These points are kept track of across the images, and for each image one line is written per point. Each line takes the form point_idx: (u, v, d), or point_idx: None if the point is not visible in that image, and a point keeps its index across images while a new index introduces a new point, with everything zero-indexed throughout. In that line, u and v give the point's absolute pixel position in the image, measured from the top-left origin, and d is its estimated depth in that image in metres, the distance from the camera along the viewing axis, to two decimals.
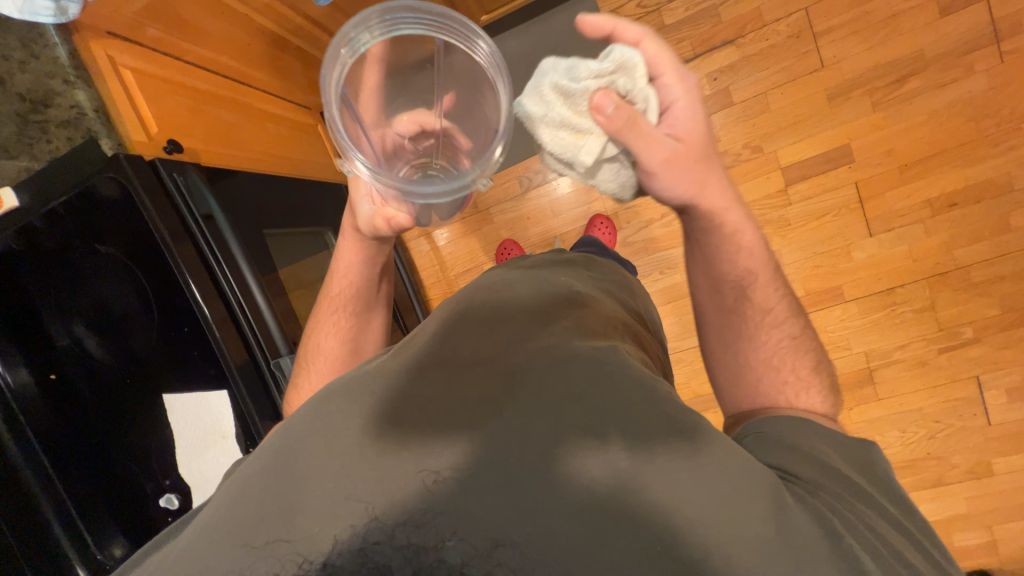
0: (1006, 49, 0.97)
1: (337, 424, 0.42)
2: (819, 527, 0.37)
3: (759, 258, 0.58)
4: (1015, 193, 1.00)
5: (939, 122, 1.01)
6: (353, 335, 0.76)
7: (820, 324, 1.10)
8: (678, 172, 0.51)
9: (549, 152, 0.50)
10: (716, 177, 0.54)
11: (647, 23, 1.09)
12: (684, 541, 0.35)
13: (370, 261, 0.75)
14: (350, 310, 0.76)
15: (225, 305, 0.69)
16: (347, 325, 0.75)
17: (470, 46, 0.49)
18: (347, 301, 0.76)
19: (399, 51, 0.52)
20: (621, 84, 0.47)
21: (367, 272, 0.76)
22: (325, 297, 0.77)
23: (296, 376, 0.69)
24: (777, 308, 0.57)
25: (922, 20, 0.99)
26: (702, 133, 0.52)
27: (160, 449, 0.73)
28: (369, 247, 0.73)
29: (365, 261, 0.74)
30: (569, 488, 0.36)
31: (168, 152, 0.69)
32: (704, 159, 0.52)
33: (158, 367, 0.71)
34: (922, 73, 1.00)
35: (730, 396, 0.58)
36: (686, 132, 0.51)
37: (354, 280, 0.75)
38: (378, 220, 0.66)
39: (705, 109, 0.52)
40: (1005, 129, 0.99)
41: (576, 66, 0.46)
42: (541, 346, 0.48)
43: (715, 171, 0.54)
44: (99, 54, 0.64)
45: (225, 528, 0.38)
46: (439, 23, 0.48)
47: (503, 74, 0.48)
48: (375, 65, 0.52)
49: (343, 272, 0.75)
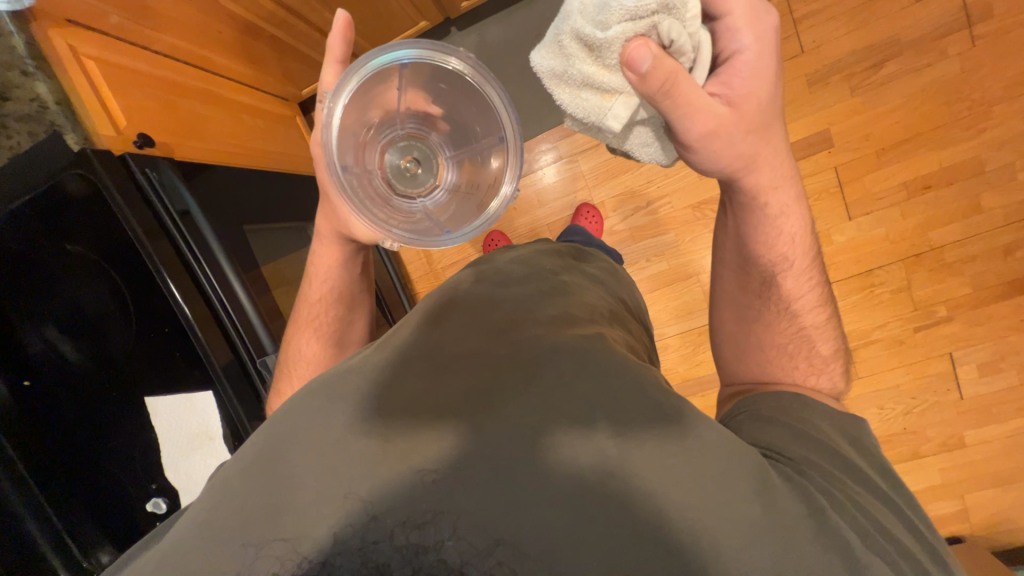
0: (978, 34, 0.99)
1: (322, 423, 0.41)
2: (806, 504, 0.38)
3: (802, 240, 0.58)
4: (986, 174, 1.03)
5: (913, 106, 1.03)
6: (335, 337, 0.75)
7: None
8: (723, 141, 0.50)
9: (575, 115, 0.53)
10: (772, 145, 0.54)
11: None
12: (675, 527, 0.35)
13: (350, 263, 0.74)
14: (334, 312, 0.75)
15: (207, 305, 0.67)
16: (330, 328, 0.74)
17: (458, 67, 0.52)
18: (326, 303, 0.75)
19: (380, 79, 0.53)
20: (665, 27, 0.42)
21: (347, 276, 0.75)
22: (301, 303, 0.75)
23: (276, 382, 0.68)
24: (809, 292, 0.58)
25: (898, 5, 1.01)
26: (770, 92, 0.51)
27: (144, 453, 0.71)
28: (346, 250, 0.73)
29: (342, 265, 0.74)
30: (559, 478, 0.36)
31: (139, 147, 0.66)
32: (756, 126, 0.51)
33: (139, 368, 0.69)
34: (898, 58, 1.02)
35: (738, 367, 0.61)
36: (754, 86, 0.50)
37: (336, 282, 0.75)
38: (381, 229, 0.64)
39: (772, 62, 0.50)
40: (976, 112, 1.02)
41: (608, 3, 0.42)
42: (529, 335, 0.48)
43: (774, 140, 0.54)
44: (59, 43, 0.61)
45: (212, 531, 0.37)
46: (423, 50, 0.50)
47: (506, 97, 0.53)
48: (360, 99, 0.53)
49: (322, 277, 0.74)
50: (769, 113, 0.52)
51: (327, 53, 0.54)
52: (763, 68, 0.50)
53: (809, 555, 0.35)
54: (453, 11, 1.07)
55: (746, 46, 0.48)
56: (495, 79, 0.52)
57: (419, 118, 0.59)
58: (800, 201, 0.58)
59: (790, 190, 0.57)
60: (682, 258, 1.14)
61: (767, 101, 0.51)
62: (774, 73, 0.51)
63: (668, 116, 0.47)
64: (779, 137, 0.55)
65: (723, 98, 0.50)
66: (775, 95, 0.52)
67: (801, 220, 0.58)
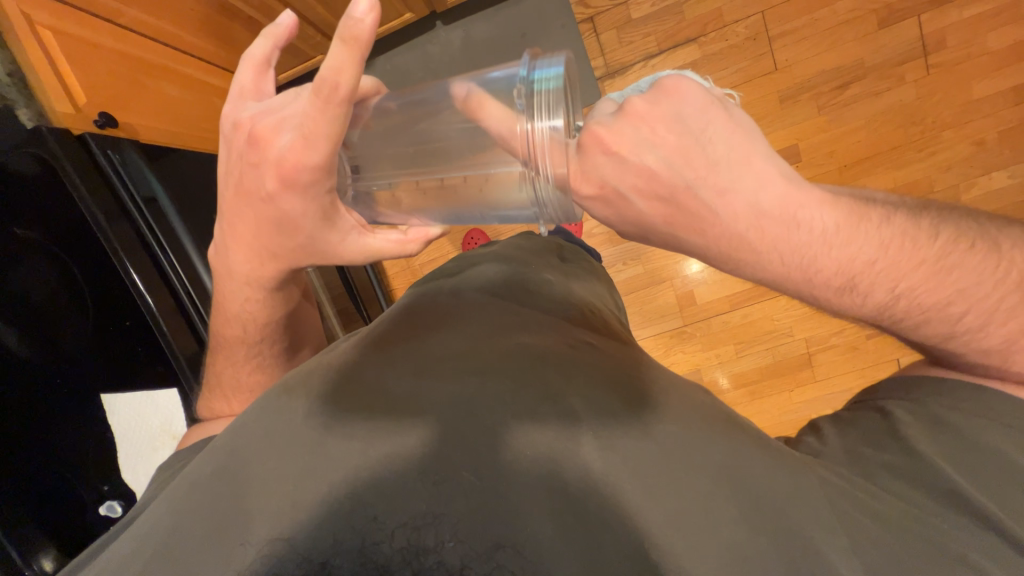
0: (932, 63, 1.03)
1: (294, 425, 0.39)
2: (826, 529, 0.35)
3: (897, 267, 0.37)
4: (934, 195, 1.08)
5: (874, 127, 1.07)
6: (280, 362, 0.64)
7: (767, 313, 1.15)
8: (675, 244, 0.41)
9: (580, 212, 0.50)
10: (696, 247, 0.40)
11: (614, 16, 1.07)
12: (655, 543, 0.33)
13: (282, 296, 0.57)
14: (268, 348, 0.62)
15: (174, 297, 0.64)
16: (265, 362, 0.63)
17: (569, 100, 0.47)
18: (265, 338, 0.61)
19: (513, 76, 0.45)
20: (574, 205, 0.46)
21: (278, 308, 0.58)
22: (228, 341, 0.61)
23: (208, 396, 0.63)
24: (991, 298, 0.38)
25: (863, 30, 1.04)
26: (671, 210, 0.38)
27: (98, 452, 0.67)
28: (270, 289, 0.55)
29: (275, 300, 0.57)
30: (514, 472, 0.34)
31: (100, 126, 0.62)
32: (689, 235, 0.39)
33: (95, 363, 0.65)
34: (862, 81, 1.06)
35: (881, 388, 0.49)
36: (613, 222, 0.42)
37: (268, 319, 0.59)
38: (406, 242, 0.48)
39: (629, 181, 0.39)
40: (929, 135, 1.06)
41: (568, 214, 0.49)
42: (516, 341, 0.45)
43: (701, 246, 0.39)
44: (12, 11, 0.57)
45: (179, 535, 0.35)
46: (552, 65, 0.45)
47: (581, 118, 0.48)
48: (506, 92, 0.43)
49: (242, 312, 0.57)
50: (688, 224, 0.38)
51: (340, 31, 0.33)
52: (614, 206, 0.40)
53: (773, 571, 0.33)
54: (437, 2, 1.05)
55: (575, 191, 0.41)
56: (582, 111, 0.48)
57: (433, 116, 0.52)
58: (876, 223, 0.38)
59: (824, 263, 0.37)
60: (657, 262, 1.16)
61: (645, 228, 0.41)
62: (633, 209, 0.40)
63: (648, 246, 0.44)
64: (725, 230, 0.37)
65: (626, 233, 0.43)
66: (664, 218, 0.39)
67: (849, 270, 0.37)
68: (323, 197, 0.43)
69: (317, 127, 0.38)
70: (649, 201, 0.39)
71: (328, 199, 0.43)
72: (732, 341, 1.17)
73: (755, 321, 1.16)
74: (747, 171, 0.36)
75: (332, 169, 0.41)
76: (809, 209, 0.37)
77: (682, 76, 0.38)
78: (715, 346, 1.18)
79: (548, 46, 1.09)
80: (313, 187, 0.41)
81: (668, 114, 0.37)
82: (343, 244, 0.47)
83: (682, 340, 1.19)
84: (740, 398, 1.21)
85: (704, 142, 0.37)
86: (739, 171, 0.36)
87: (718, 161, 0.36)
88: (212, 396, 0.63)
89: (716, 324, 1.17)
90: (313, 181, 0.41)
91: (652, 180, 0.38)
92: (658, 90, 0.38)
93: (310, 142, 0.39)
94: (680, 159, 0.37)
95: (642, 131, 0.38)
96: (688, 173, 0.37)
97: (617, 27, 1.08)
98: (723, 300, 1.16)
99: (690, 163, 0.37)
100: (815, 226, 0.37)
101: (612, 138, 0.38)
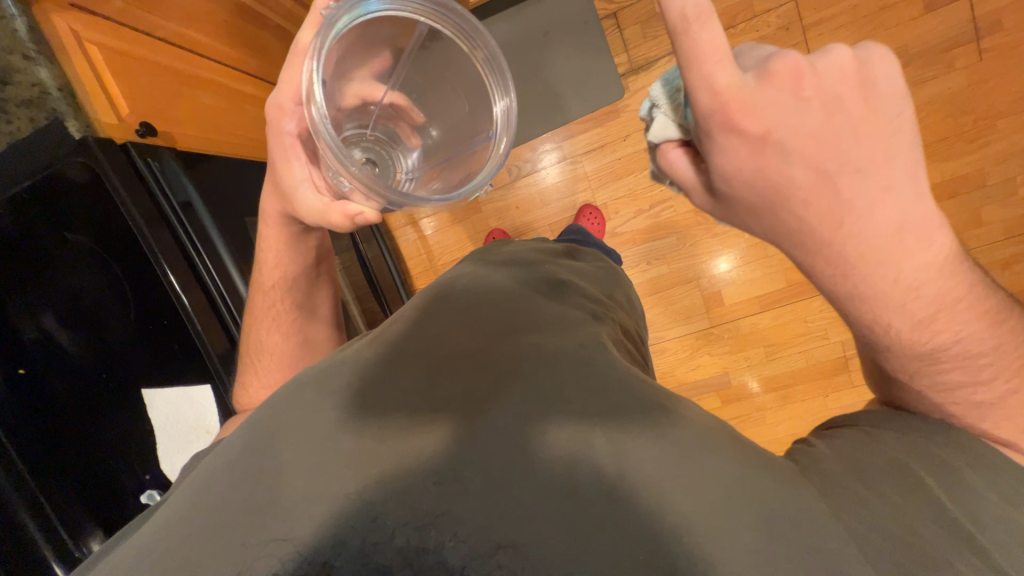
0: (985, 47, 0.96)
1: (312, 418, 0.40)
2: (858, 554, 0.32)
3: (952, 304, 0.40)
4: (986, 189, 1.01)
5: (917, 118, 1.01)
6: (297, 321, 0.70)
7: (799, 315, 1.10)
8: (784, 219, 0.39)
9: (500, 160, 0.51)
10: (814, 235, 0.39)
11: (637, 11, 1.06)
12: (669, 550, 0.32)
13: (301, 247, 0.66)
14: (290, 302, 0.68)
15: (206, 296, 0.67)
16: (288, 317, 0.68)
17: (461, 39, 0.51)
18: (284, 290, 0.67)
19: (364, 35, 0.49)
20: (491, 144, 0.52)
21: (300, 261, 0.67)
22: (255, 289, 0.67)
23: (241, 370, 0.67)
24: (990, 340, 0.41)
25: (907, 15, 0.98)
26: (824, 178, 0.37)
27: (138, 444, 0.71)
28: (293, 231, 0.63)
29: (295, 252, 0.66)
30: (532, 471, 0.34)
31: (141, 135, 0.65)
32: (830, 222, 0.38)
33: (136, 359, 0.69)
34: (904, 69, 1.00)
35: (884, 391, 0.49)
36: (736, 181, 0.38)
37: (289, 269, 0.67)
38: (332, 212, 0.52)
39: (794, 140, 0.36)
40: (981, 125, 0.99)
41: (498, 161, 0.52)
42: (528, 341, 0.45)
43: (827, 237, 0.39)
44: (64, 30, 0.62)
45: (195, 522, 0.36)
46: (421, 10, 0.49)
47: (494, 54, 0.50)
48: (337, 52, 0.47)
49: (271, 262, 0.65)
50: (840, 192, 0.37)
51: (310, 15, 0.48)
52: (761, 159, 0.37)
53: None
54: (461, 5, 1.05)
55: (731, 123, 0.35)
56: (492, 45, 0.50)
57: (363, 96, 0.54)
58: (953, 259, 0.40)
59: (928, 290, 0.39)
60: (683, 262, 1.13)
61: (779, 198, 0.38)
62: (785, 171, 0.37)
63: (727, 218, 0.43)
64: (879, 216, 0.38)
65: (712, 196, 0.42)
66: (811, 190, 0.37)
67: (939, 299, 0.40)
68: (285, 139, 0.53)
69: (290, 75, 0.50)
70: (804, 170, 0.37)
71: (291, 142, 0.53)
72: (762, 344, 1.13)
73: (786, 324, 1.11)
74: (914, 178, 0.38)
75: (291, 112, 0.51)
76: (936, 243, 0.39)
77: (893, 52, 0.37)
78: (744, 348, 1.14)
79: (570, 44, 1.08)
80: (283, 128, 0.52)
81: (862, 77, 0.37)
82: (298, 197, 0.54)
83: (708, 343, 1.16)
84: (771, 402, 1.16)
85: (893, 128, 0.37)
86: (905, 170, 0.37)
87: (896, 154, 0.37)
88: (245, 377, 0.66)
89: (745, 326, 1.13)
90: (278, 118, 0.52)
91: (825, 146, 0.36)
92: (863, 52, 0.37)
93: (286, 83, 0.51)
94: (869, 133, 0.37)
95: (837, 86, 0.36)
96: (866, 157, 0.37)
97: (641, 22, 1.06)
98: (752, 301, 1.12)
99: (868, 145, 0.37)
100: (937, 250, 0.39)
101: (808, 82, 0.36)
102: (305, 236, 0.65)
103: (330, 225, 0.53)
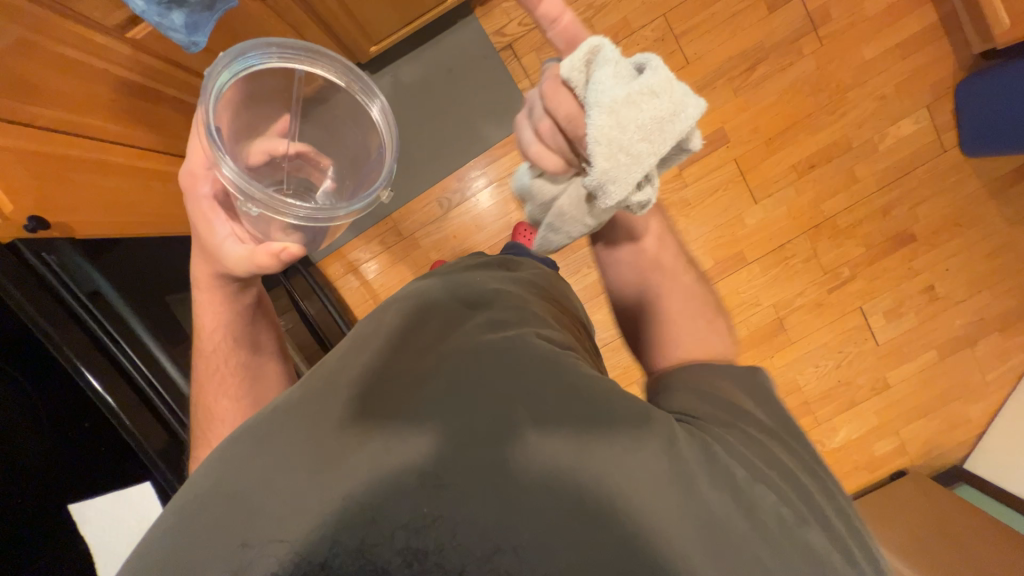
0: (823, 34, 1.13)
1: (295, 442, 0.42)
2: (770, 489, 0.41)
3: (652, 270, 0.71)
4: (854, 150, 1.16)
5: (787, 99, 1.15)
6: (246, 384, 0.62)
7: (732, 288, 1.19)
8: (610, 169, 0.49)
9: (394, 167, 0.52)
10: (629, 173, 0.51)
11: (531, 39, 1.13)
12: (626, 504, 0.38)
13: (239, 304, 0.62)
14: (236, 363, 0.62)
15: (135, 388, 0.63)
16: (235, 380, 0.61)
17: (336, 73, 0.51)
18: (226, 352, 0.62)
19: (249, 89, 0.50)
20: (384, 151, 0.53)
21: (239, 319, 0.63)
22: (199, 359, 0.62)
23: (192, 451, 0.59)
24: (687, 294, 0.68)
25: (756, 16, 1.13)
26: None
27: (74, 565, 0.63)
28: (229, 290, 0.60)
29: (233, 312, 0.62)
30: (515, 466, 0.39)
31: (32, 229, 0.56)
32: None
33: (57, 478, 0.61)
34: (766, 60, 1.14)
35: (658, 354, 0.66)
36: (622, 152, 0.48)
37: (229, 327, 0.62)
38: (258, 255, 0.51)
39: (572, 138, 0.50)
40: (837, 98, 1.15)
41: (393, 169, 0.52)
42: (495, 341, 0.47)
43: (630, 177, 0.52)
44: None
45: (190, 546, 0.39)
46: (297, 55, 0.50)
47: (365, 78, 0.51)
48: (228, 107, 0.48)
49: (209, 325, 0.61)
50: None
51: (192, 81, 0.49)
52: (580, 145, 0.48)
53: (718, 512, 0.39)
54: (361, 54, 1.04)
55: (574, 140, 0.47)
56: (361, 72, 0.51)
57: (268, 150, 0.55)
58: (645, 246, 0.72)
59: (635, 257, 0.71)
60: None
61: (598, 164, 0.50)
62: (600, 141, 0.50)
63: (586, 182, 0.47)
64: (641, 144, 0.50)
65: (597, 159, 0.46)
66: None
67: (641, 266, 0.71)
68: (202, 203, 0.52)
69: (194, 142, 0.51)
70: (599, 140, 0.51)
71: (208, 204, 0.52)
72: None
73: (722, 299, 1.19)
74: None
75: (201, 176, 0.51)
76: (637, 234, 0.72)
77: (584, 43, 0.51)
78: None
79: (476, 78, 1.14)
80: (199, 192, 0.52)
81: None
82: (224, 255, 0.53)
83: None
84: None
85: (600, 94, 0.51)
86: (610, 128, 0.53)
87: None
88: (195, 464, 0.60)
89: None
90: (192, 185, 0.51)
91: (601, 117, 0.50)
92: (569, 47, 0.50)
93: (192, 150, 0.51)
94: None
95: None
96: None
97: (536, 50, 1.14)
98: None
99: None
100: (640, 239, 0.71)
101: None
102: (241, 292, 0.61)
103: (260, 268, 0.52)
